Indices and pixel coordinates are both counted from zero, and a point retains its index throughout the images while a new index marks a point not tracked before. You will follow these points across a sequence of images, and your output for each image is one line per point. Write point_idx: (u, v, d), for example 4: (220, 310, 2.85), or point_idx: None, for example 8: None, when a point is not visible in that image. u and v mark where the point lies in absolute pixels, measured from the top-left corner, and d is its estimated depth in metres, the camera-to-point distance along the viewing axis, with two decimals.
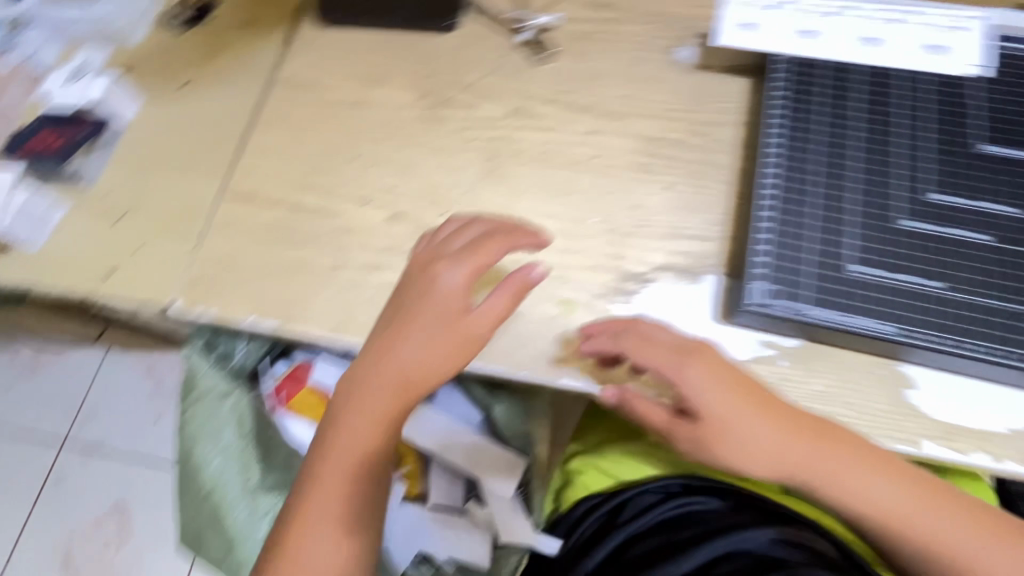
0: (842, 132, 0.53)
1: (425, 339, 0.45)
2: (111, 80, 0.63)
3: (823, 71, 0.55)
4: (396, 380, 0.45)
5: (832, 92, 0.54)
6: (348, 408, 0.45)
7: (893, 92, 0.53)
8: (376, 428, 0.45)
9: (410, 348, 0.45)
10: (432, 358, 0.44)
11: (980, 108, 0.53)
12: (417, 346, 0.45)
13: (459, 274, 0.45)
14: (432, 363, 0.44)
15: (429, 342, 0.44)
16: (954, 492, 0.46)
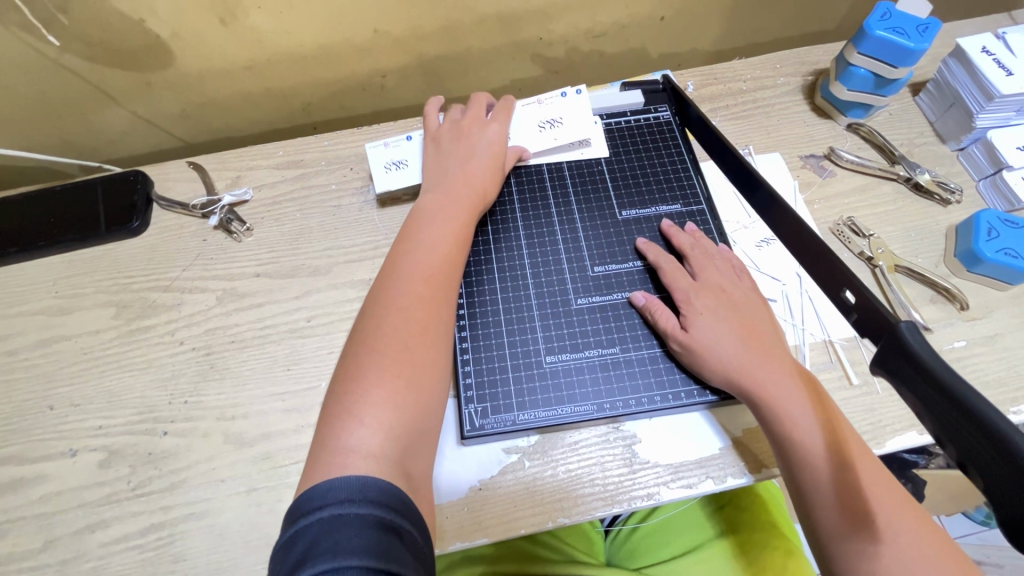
0: (591, 209, 0.76)
1: (469, 162, 0.72)
2: (103, 243, 0.80)
3: (596, 166, 0.79)
4: (436, 236, 0.64)
5: (597, 180, 0.78)
6: (428, 221, 0.65)
7: (627, 170, 0.79)
8: (446, 244, 0.63)
9: (433, 231, 0.64)
10: (485, 172, 0.72)
11: (682, 181, 0.77)
12: (479, 168, 0.72)
13: (492, 122, 0.76)
14: (488, 168, 0.72)
15: (487, 159, 0.73)
16: (771, 351, 0.62)
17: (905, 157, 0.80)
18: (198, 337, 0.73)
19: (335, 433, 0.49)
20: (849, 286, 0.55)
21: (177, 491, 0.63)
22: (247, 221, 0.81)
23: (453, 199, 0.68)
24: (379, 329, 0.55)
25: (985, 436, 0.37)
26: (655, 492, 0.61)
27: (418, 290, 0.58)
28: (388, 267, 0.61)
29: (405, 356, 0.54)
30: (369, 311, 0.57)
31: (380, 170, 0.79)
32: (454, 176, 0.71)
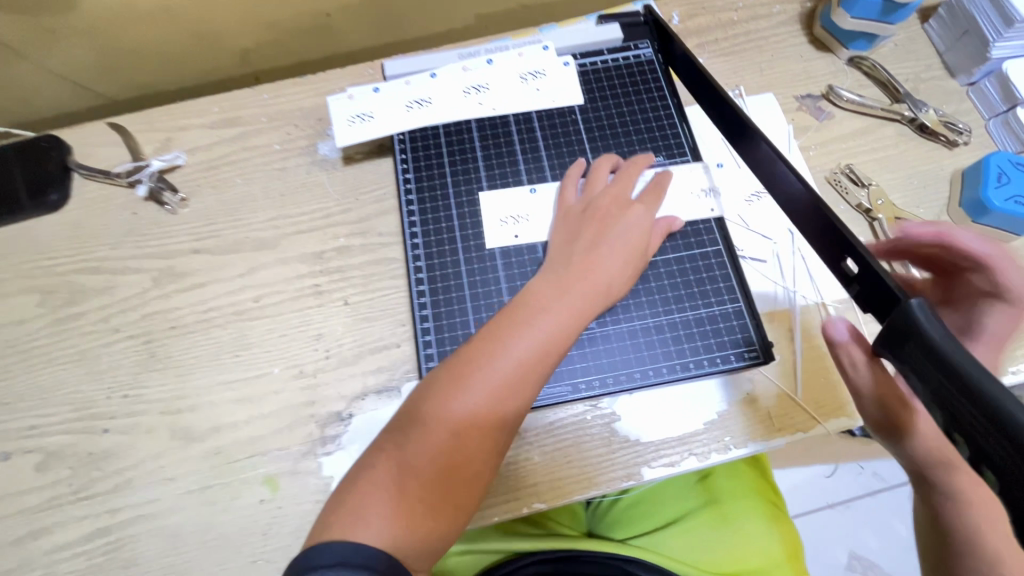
0: (564, 166, 0.68)
1: (598, 248, 0.58)
2: (19, 220, 0.71)
3: (568, 115, 0.70)
4: (547, 338, 0.53)
5: (570, 132, 0.69)
6: (546, 304, 0.54)
7: (604, 120, 0.70)
8: (551, 356, 0.53)
9: (548, 323, 0.54)
10: (621, 283, 0.58)
11: (666, 131, 0.69)
12: (610, 261, 0.58)
13: (636, 203, 0.61)
14: (625, 285, 0.58)
15: (621, 261, 0.58)
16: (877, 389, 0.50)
17: (910, 94, 0.72)
18: (134, 323, 0.66)
19: (360, 497, 0.46)
20: (853, 253, 0.49)
21: (123, 494, 0.58)
22: (181, 190, 0.72)
23: (577, 289, 0.56)
24: (445, 411, 0.50)
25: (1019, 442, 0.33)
26: (637, 473, 0.57)
27: (517, 358, 0.52)
28: (511, 312, 0.55)
29: (450, 455, 0.49)
30: (469, 361, 0.52)
31: (493, 224, 0.65)
32: (574, 235, 0.60)
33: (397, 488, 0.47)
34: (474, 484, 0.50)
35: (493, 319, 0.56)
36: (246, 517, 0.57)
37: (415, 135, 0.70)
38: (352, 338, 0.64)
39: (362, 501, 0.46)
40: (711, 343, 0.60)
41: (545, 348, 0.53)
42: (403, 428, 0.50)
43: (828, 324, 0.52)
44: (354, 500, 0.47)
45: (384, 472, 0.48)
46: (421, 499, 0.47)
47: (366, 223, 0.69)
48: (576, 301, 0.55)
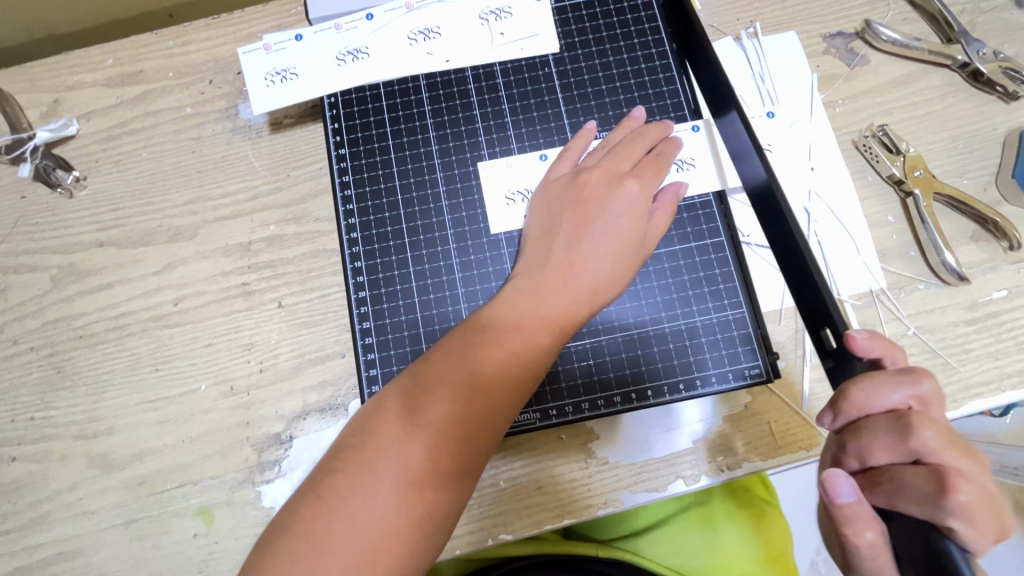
0: (534, 137, 0.55)
1: (583, 238, 0.47)
2: None
3: (541, 68, 0.57)
4: (521, 348, 0.43)
5: (543, 92, 0.56)
6: (524, 308, 0.45)
7: (585, 75, 0.57)
8: (522, 372, 0.43)
9: (523, 331, 0.44)
10: (613, 282, 0.46)
11: (661, 88, 0.56)
12: (601, 255, 0.46)
13: (631, 177, 0.49)
14: (617, 283, 0.46)
15: (612, 253, 0.46)
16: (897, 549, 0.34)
17: (965, 31, 0.58)
18: (35, 333, 0.56)
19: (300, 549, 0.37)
20: (830, 327, 0.43)
21: (39, 531, 0.52)
22: (76, 168, 0.60)
23: (558, 290, 0.45)
24: (403, 436, 0.40)
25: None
26: (615, 499, 0.50)
27: (485, 378, 0.42)
28: (482, 318, 0.45)
29: (411, 498, 0.39)
30: (430, 378, 0.42)
31: (497, 201, 0.54)
32: (555, 222, 0.48)
33: (342, 534, 0.37)
34: (431, 529, 0.39)
35: (460, 326, 0.46)
36: (178, 552, 0.51)
37: (350, 96, 0.57)
38: (289, 347, 0.55)
39: (294, 561, 0.36)
40: (705, 358, 0.51)
41: (520, 362, 0.43)
42: (344, 461, 0.40)
43: (826, 480, 0.35)
44: (287, 551, 0.37)
45: (327, 518, 0.38)
46: (375, 552, 0.37)
47: (300, 206, 0.58)
48: (558, 304, 0.45)
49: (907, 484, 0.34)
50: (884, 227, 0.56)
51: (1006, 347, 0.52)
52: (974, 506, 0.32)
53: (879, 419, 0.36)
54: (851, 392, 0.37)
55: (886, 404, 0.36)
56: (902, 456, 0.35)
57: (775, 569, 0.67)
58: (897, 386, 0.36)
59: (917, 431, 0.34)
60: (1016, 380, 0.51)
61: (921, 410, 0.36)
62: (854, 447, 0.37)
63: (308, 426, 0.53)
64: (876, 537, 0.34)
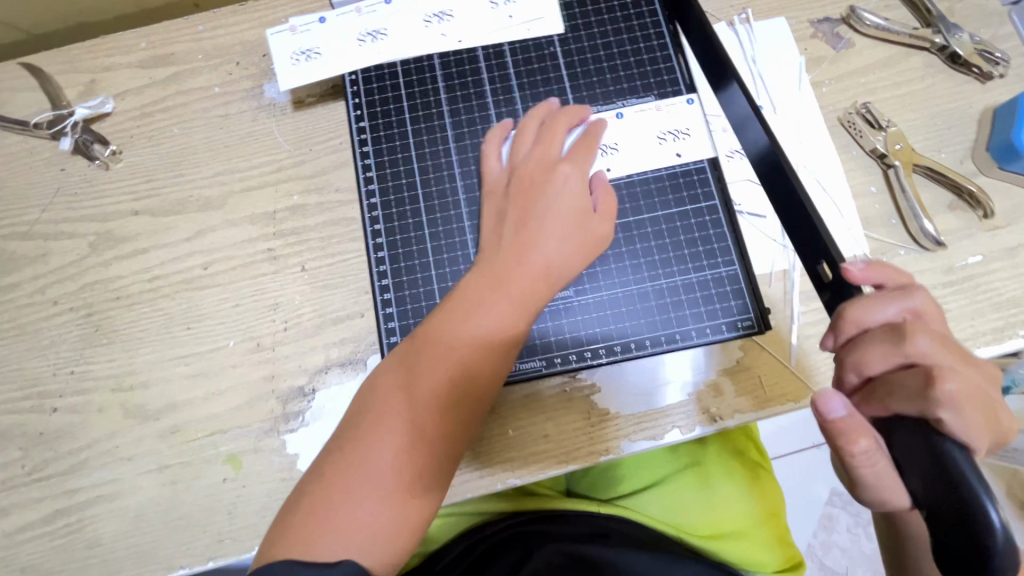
0: None
1: (531, 224, 0.51)
2: None
3: (546, 48, 0.61)
4: (486, 323, 0.47)
5: (549, 69, 0.60)
6: (482, 287, 0.48)
7: (588, 54, 0.61)
8: (489, 340, 0.47)
9: (478, 309, 0.47)
10: (567, 260, 0.50)
11: (659, 66, 0.60)
12: (552, 233, 0.50)
13: (563, 163, 0.53)
14: (570, 260, 0.51)
15: (561, 233, 0.50)
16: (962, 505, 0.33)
17: (943, 17, 0.63)
18: (74, 295, 0.60)
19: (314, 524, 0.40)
20: (827, 261, 0.46)
21: (79, 475, 0.56)
22: (111, 143, 0.64)
23: (512, 269, 0.49)
24: (381, 415, 0.44)
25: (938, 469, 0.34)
26: (617, 446, 0.54)
27: (449, 349, 0.46)
28: (443, 304, 0.49)
29: (404, 461, 0.43)
30: (397, 363, 0.46)
31: None
32: (505, 215, 0.53)
33: (345, 502, 0.41)
34: (432, 483, 0.44)
35: (422, 318, 0.49)
36: (207, 496, 0.55)
37: (369, 73, 0.61)
38: (311, 307, 0.59)
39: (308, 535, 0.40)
40: (699, 312, 0.55)
41: (479, 338, 0.46)
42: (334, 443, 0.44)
43: (817, 399, 0.39)
44: (296, 525, 0.40)
45: (325, 491, 0.41)
46: (382, 510, 0.41)
47: (322, 177, 0.62)
48: (514, 282, 0.48)
49: (902, 385, 0.39)
50: (867, 197, 0.60)
51: (981, 307, 0.56)
52: (960, 397, 0.37)
53: (875, 333, 0.41)
54: (848, 310, 0.42)
55: (880, 319, 0.41)
56: (895, 362, 0.40)
57: (770, 526, 0.70)
58: (887, 303, 0.41)
59: (909, 337, 0.39)
60: (989, 337, 0.55)
61: (914, 323, 0.40)
62: (852, 359, 0.42)
63: (328, 380, 0.57)
64: (870, 444, 0.38)
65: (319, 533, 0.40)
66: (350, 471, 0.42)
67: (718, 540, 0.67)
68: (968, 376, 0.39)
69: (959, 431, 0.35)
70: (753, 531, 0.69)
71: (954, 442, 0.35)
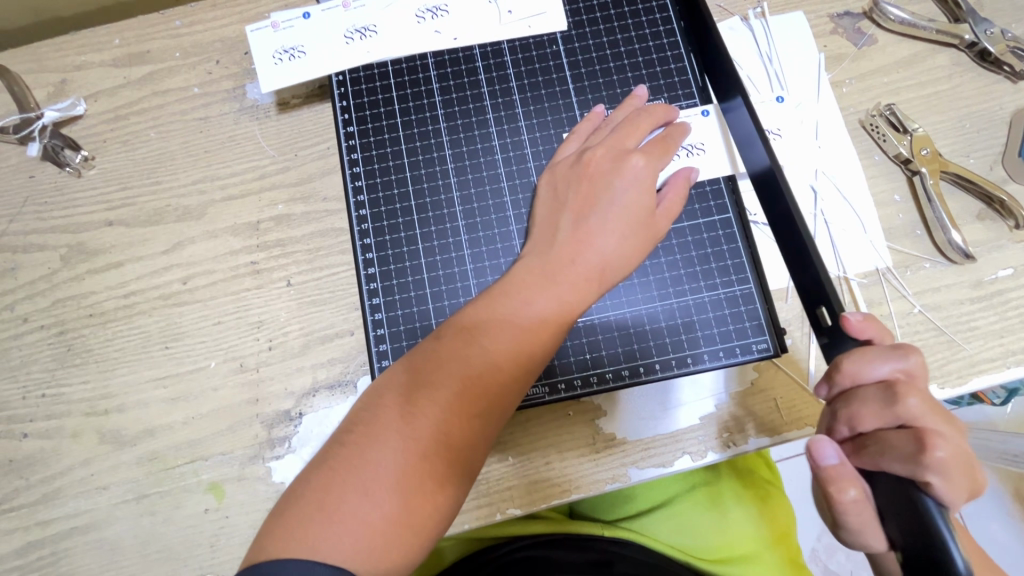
0: (542, 115, 0.56)
1: (589, 216, 0.47)
2: None
3: (548, 46, 0.57)
4: (532, 324, 0.43)
5: (550, 70, 0.56)
6: (533, 287, 0.45)
7: (592, 53, 0.57)
8: (534, 350, 0.43)
9: (532, 307, 0.44)
10: (621, 262, 0.46)
11: (669, 66, 0.56)
12: (608, 235, 0.46)
13: (638, 151, 0.48)
14: (625, 263, 0.47)
15: (621, 231, 0.46)
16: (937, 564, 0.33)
17: (973, 11, 0.58)
18: (45, 311, 0.57)
19: (317, 519, 0.37)
20: (825, 304, 0.43)
21: (50, 506, 0.52)
22: (83, 148, 0.60)
23: (564, 270, 0.45)
24: (416, 415, 0.40)
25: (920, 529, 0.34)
26: (623, 475, 0.51)
27: (495, 358, 0.42)
28: (493, 294, 0.45)
29: (420, 468, 0.39)
30: (440, 357, 0.42)
31: (508, 177, 0.54)
32: (558, 202, 0.49)
33: (356, 500, 0.38)
34: (445, 507, 0.40)
35: (468, 303, 0.46)
36: (189, 526, 0.52)
37: (358, 74, 0.57)
38: (298, 325, 0.55)
39: (304, 533, 0.36)
40: (713, 333, 0.51)
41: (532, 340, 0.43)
42: (355, 432, 0.40)
43: (811, 445, 0.38)
44: (301, 515, 0.37)
45: (339, 486, 0.38)
46: (390, 517, 0.38)
47: (308, 185, 0.58)
48: (566, 281, 0.45)
49: (892, 446, 0.36)
50: (890, 206, 0.56)
51: (1011, 323, 0.53)
52: (951, 463, 0.35)
53: (870, 389, 0.38)
54: (845, 365, 0.38)
55: (874, 377, 0.38)
56: (888, 421, 0.37)
57: (780, 548, 0.67)
58: (886, 359, 0.37)
59: (904, 397, 0.36)
60: (1021, 357, 0.52)
61: (909, 380, 0.37)
62: (844, 413, 0.39)
63: (316, 403, 0.54)
64: (858, 495, 0.36)
65: (323, 529, 0.37)
66: (366, 473, 0.38)
67: (725, 563, 0.64)
68: (956, 437, 0.37)
69: (943, 494, 0.34)
70: (763, 554, 0.66)
71: (929, 501, 0.34)
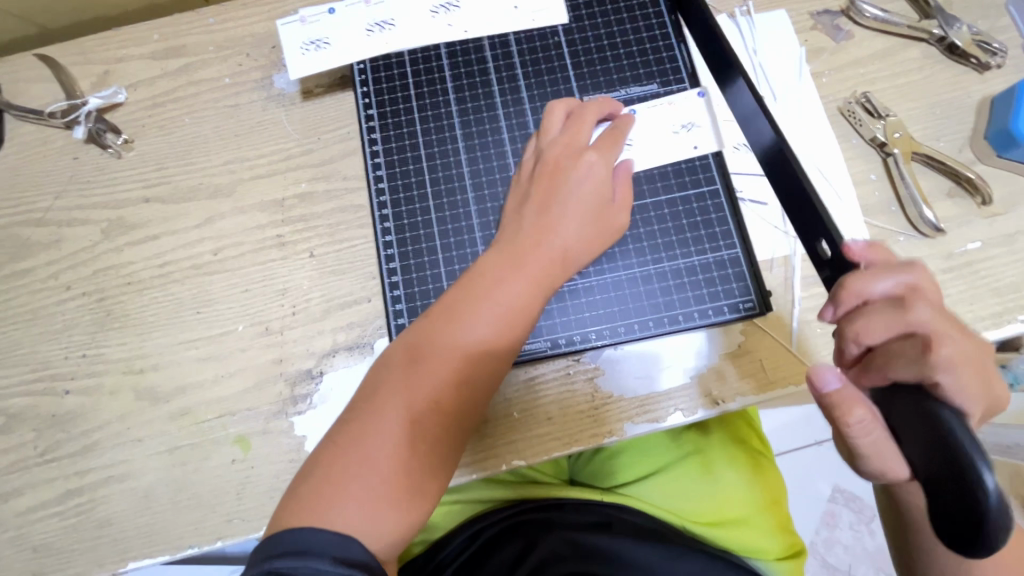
0: (545, 98, 0.61)
1: (553, 208, 0.52)
2: None
3: (551, 37, 0.62)
4: (506, 305, 0.48)
5: (553, 59, 0.62)
6: (505, 275, 0.49)
7: (592, 43, 0.62)
8: (509, 329, 0.48)
9: (504, 287, 0.48)
10: (583, 247, 0.52)
11: (662, 55, 0.61)
12: (570, 224, 0.52)
13: (589, 152, 0.54)
14: (585, 246, 0.52)
15: (580, 220, 0.52)
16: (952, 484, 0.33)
17: (943, 9, 0.64)
18: (86, 280, 0.61)
19: (323, 494, 0.42)
20: (826, 239, 0.47)
21: (89, 456, 0.57)
22: (124, 132, 0.65)
23: (533, 258, 0.50)
24: (404, 395, 0.45)
25: (933, 436, 0.35)
26: (619, 429, 0.55)
27: (473, 338, 0.47)
28: (464, 284, 0.50)
29: (412, 438, 0.44)
30: (415, 343, 0.47)
31: (513, 154, 0.60)
32: (525, 199, 0.54)
33: (359, 467, 0.42)
34: (441, 473, 0.45)
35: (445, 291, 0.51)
36: (216, 476, 0.56)
37: (377, 63, 0.62)
38: (319, 292, 0.60)
39: (315, 509, 0.41)
40: (702, 294, 0.56)
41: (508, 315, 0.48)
42: (350, 415, 0.45)
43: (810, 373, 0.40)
44: (313, 488, 0.42)
45: (343, 456, 0.43)
46: (392, 486, 0.42)
47: (330, 165, 0.63)
48: (534, 264, 0.50)
49: (899, 352, 0.40)
50: (867, 185, 0.61)
51: (979, 291, 0.57)
52: (955, 359, 0.40)
53: (878, 302, 0.42)
54: (848, 282, 0.43)
55: (876, 291, 0.42)
56: (898, 329, 0.41)
57: (771, 513, 0.70)
58: (889, 275, 0.42)
59: (911, 306, 0.41)
60: (988, 322, 0.56)
61: (914, 296, 0.42)
62: (853, 329, 0.43)
63: (336, 363, 0.58)
64: (865, 415, 0.38)
65: (336, 497, 0.41)
66: (364, 451, 0.43)
67: (719, 526, 0.67)
68: (960, 338, 0.41)
69: (956, 393, 0.38)
70: (754, 518, 0.69)
71: (945, 409, 0.35)
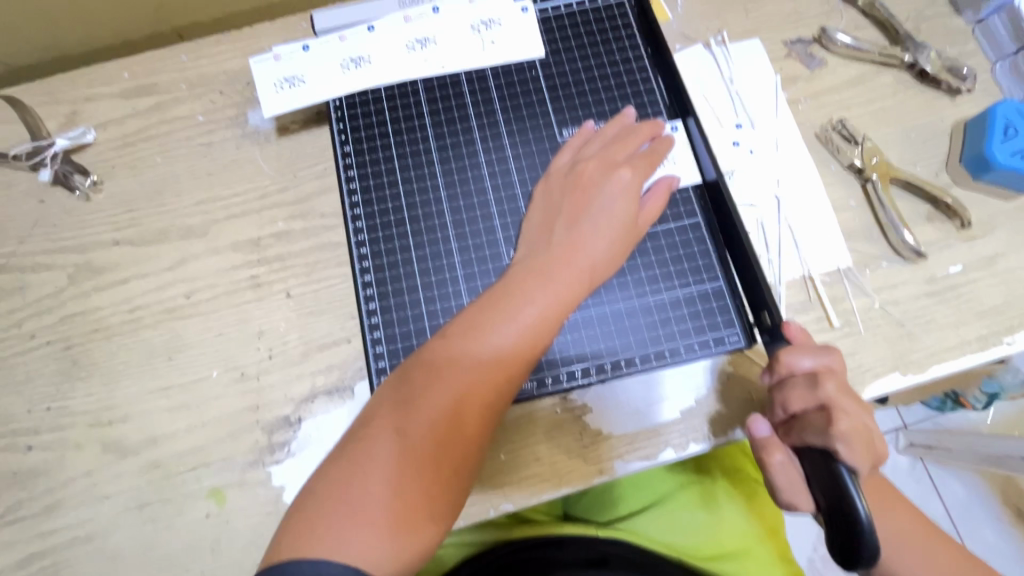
0: (524, 133, 0.60)
1: (581, 223, 0.51)
2: None
3: (528, 71, 0.62)
4: (529, 324, 0.47)
5: (531, 93, 0.61)
6: (527, 292, 0.48)
7: (569, 76, 0.62)
8: (529, 352, 0.47)
9: (532, 303, 0.47)
10: (610, 265, 0.51)
11: (638, 86, 0.61)
12: (598, 240, 0.51)
13: (624, 165, 0.53)
14: (611, 264, 0.52)
15: (611, 237, 0.51)
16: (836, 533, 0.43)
17: (911, 36, 0.65)
18: (51, 328, 0.59)
19: (337, 513, 0.40)
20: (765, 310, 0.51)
21: (53, 518, 0.53)
22: (92, 173, 0.63)
23: (559, 273, 0.49)
24: (429, 415, 0.43)
25: (834, 490, 0.43)
26: (609, 468, 0.53)
27: (495, 360, 0.45)
28: (490, 296, 0.48)
29: (429, 462, 0.42)
30: (445, 357, 0.45)
31: (492, 190, 0.59)
32: (557, 208, 0.53)
33: (376, 492, 0.41)
34: (450, 503, 0.43)
35: (470, 303, 0.49)
36: (189, 532, 0.53)
37: (354, 99, 0.61)
38: (297, 334, 0.58)
39: (327, 529, 0.39)
40: (688, 328, 0.55)
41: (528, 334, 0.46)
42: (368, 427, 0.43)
43: (748, 422, 0.49)
44: (322, 508, 0.40)
45: (358, 478, 0.41)
46: (403, 512, 0.40)
47: (307, 202, 0.62)
48: (562, 279, 0.49)
49: (811, 422, 0.45)
50: (847, 211, 0.61)
51: (964, 315, 0.57)
52: (851, 433, 0.44)
53: (798, 377, 0.47)
54: (778, 357, 0.47)
55: (801, 368, 0.47)
56: (812, 402, 0.46)
57: (770, 543, 0.69)
58: (808, 353, 0.47)
59: (822, 383, 0.46)
60: (974, 346, 0.56)
61: (826, 370, 0.47)
62: (778, 398, 0.48)
63: (316, 408, 0.56)
64: (783, 458, 0.47)
65: (347, 524, 0.39)
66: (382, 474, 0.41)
67: (714, 560, 0.65)
68: (864, 413, 0.46)
69: (850, 460, 0.43)
70: (752, 549, 0.67)
71: (842, 468, 0.43)
